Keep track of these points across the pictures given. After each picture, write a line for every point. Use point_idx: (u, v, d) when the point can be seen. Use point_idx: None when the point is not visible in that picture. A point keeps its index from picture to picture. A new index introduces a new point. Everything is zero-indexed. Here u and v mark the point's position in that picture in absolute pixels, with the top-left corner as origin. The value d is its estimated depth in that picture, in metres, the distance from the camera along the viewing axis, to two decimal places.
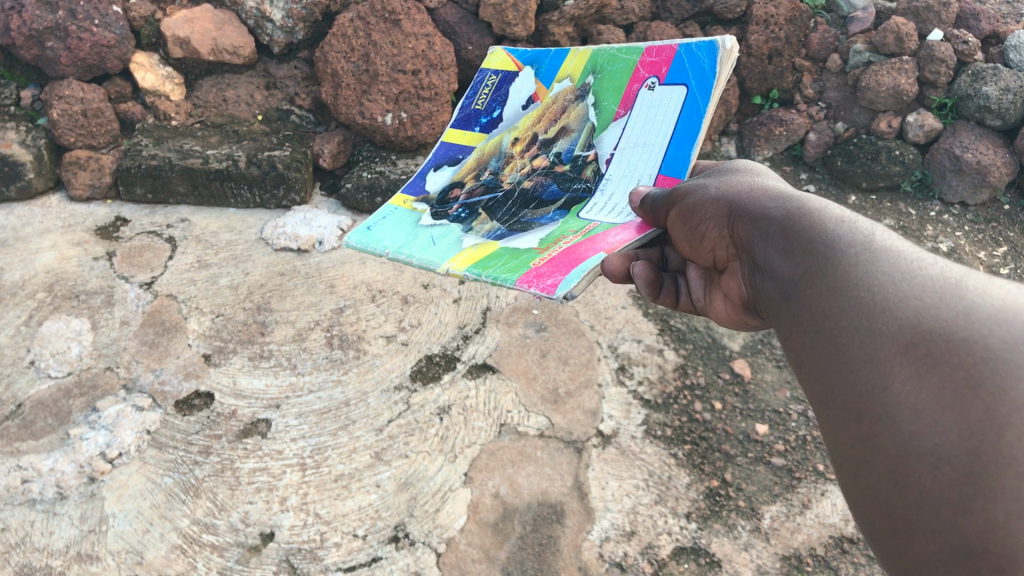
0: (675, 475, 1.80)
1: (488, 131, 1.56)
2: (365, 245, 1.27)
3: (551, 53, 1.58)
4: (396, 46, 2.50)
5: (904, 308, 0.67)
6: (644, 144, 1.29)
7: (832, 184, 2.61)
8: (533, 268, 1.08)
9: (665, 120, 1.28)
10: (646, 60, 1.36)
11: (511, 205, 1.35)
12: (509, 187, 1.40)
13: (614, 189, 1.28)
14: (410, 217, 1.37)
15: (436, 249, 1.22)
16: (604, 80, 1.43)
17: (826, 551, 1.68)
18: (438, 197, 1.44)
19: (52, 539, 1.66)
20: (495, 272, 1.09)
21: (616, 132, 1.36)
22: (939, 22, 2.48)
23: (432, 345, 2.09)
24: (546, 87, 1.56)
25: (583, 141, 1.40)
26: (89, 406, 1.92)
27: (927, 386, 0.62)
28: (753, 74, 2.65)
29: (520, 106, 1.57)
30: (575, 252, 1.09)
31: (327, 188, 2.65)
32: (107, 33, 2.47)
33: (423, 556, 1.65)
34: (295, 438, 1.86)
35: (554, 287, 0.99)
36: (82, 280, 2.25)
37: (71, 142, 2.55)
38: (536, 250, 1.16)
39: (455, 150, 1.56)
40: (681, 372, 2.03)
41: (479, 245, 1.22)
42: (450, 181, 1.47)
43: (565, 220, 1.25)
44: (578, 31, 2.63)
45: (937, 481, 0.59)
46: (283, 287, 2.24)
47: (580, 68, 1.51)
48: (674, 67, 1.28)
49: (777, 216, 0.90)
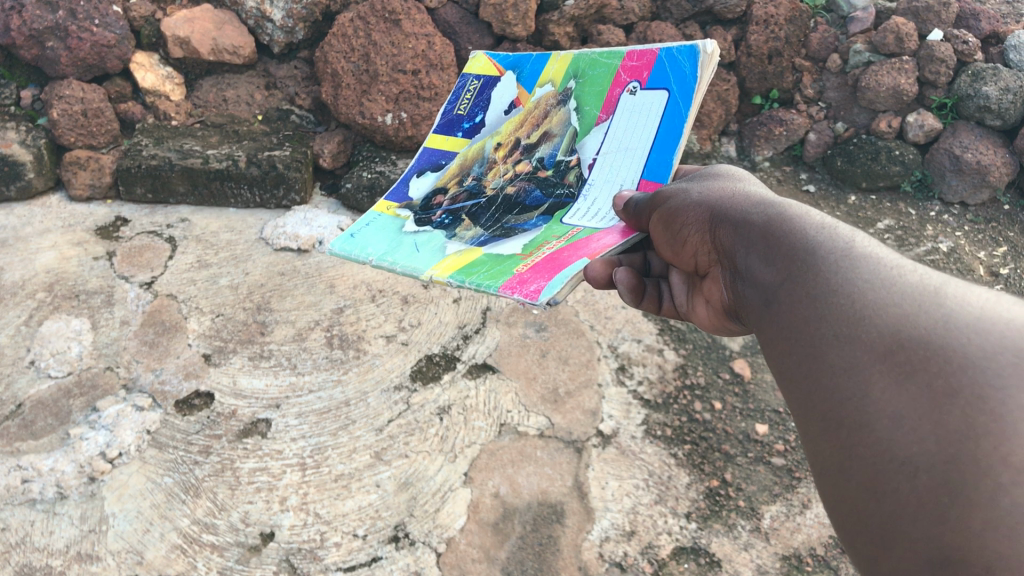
0: (675, 475, 1.80)
1: (470, 136, 1.56)
2: (349, 252, 1.27)
3: (533, 58, 1.57)
4: (396, 46, 2.50)
5: (883, 315, 0.67)
6: (626, 149, 1.29)
7: (832, 184, 2.61)
8: (516, 274, 1.08)
9: (646, 126, 1.28)
10: (627, 64, 1.35)
11: (494, 211, 1.35)
12: (493, 192, 1.40)
13: (597, 195, 1.28)
14: (394, 224, 1.37)
15: (420, 256, 1.22)
16: (586, 85, 1.43)
17: (826, 550, 1.68)
18: (421, 203, 1.44)
19: (52, 539, 1.66)
20: (478, 279, 1.09)
21: (598, 137, 1.36)
22: (938, 22, 2.48)
23: (432, 345, 2.09)
24: (528, 92, 1.55)
25: (566, 146, 1.40)
26: (89, 406, 1.92)
27: (905, 394, 0.62)
28: (753, 74, 2.65)
29: (502, 111, 1.57)
30: (558, 258, 1.09)
31: (327, 188, 2.65)
32: (107, 33, 2.47)
33: (423, 556, 1.65)
34: (295, 438, 1.86)
35: (537, 293, 0.99)
36: (82, 280, 2.25)
37: (71, 142, 2.55)
38: (519, 256, 1.16)
39: (437, 156, 1.56)
40: (681, 372, 2.03)
41: (464, 250, 1.22)
42: (433, 187, 1.47)
43: (548, 226, 1.25)
44: (578, 31, 2.63)
45: (914, 489, 0.59)
46: (283, 287, 2.24)
47: (561, 72, 1.51)
48: (655, 71, 1.28)
49: (758, 224, 0.90)
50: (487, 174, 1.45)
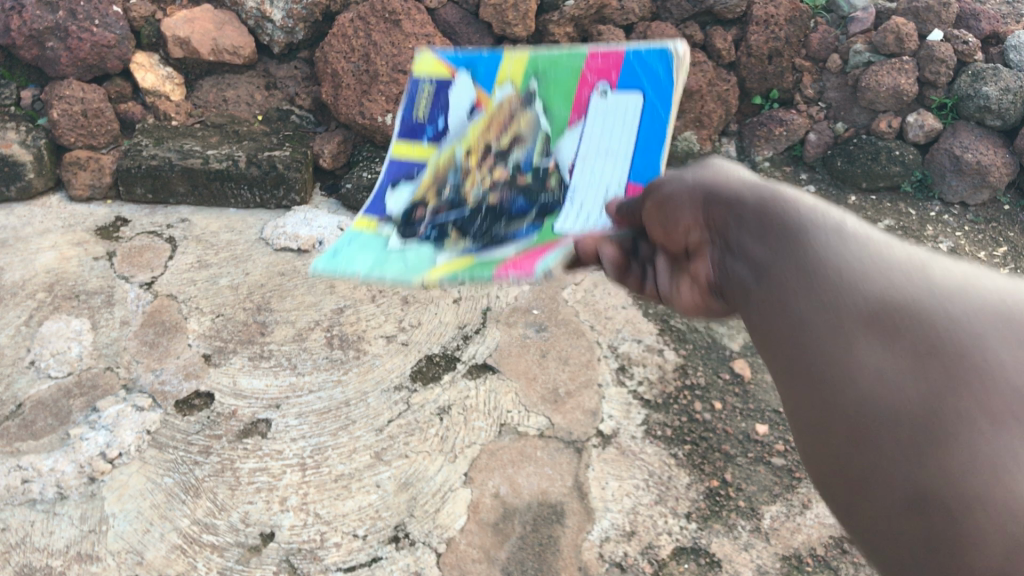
0: (675, 475, 1.80)
1: (436, 144, 1.42)
2: (335, 270, 1.24)
3: (484, 56, 1.38)
4: (396, 46, 2.50)
5: (849, 254, 0.59)
6: (609, 154, 1.26)
7: (833, 184, 2.60)
8: (507, 262, 1.13)
9: (626, 132, 1.25)
10: (593, 63, 1.27)
11: (480, 222, 1.28)
12: (474, 203, 1.31)
13: (583, 200, 1.25)
14: (376, 242, 1.31)
15: (410, 266, 1.21)
16: (550, 84, 1.31)
17: (826, 551, 1.67)
18: (402, 218, 1.35)
19: (52, 539, 1.66)
20: (472, 271, 1.13)
21: (575, 142, 1.30)
22: (938, 22, 2.49)
23: (432, 345, 2.10)
24: (486, 93, 1.39)
25: (542, 149, 1.32)
26: (89, 406, 1.92)
27: (878, 341, 0.54)
28: (753, 74, 2.66)
29: (464, 114, 1.41)
30: (546, 248, 1.15)
31: (326, 189, 2.63)
32: (107, 33, 2.48)
33: (423, 556, 1.65)
34: (295, 438, 1.86)
35: (531, 270, 1.06)
36: (83, 281, 2.26)
37: (71, 142, 2.54)
38: (510, 253, 1.18)
39: (407, 163, 1.42)
40: (681, 372, 2.03)
41: (454, 258, 1.20)
42: (411, 200, 1.37)
43: (539, 235, 1.23)
44: (578, 31, 2.62)
45: (898, 451, 0.52)
46: (283, 287, 2.24)
47: (519, 71, 1.35)
48: (626, 72, 1.23)
49: (720, 182, 0.79)
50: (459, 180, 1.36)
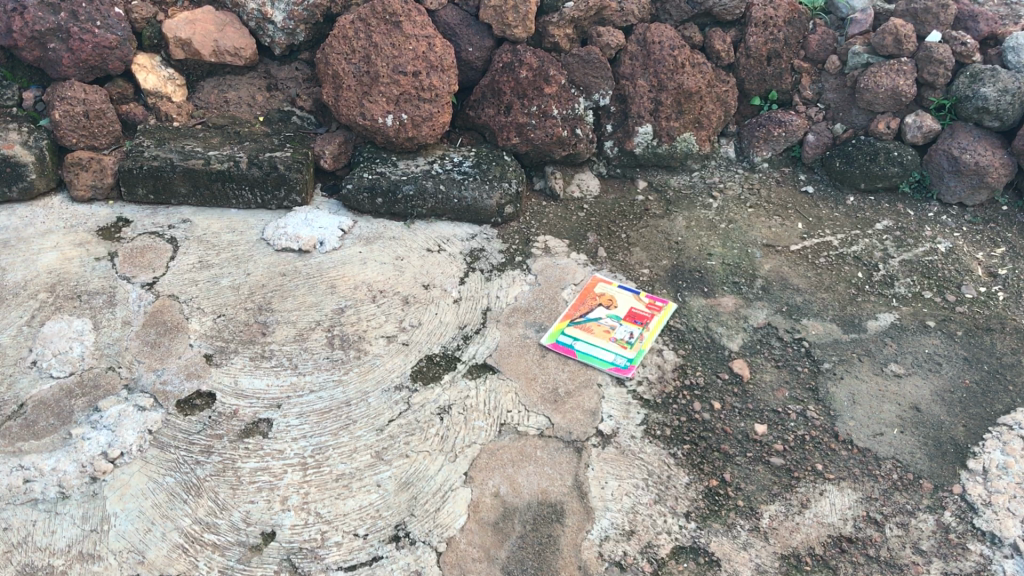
0: (674, 475, 1.81)
1: (586, 329, 2.14)
2: (609, 354, 2.07)
3: (565, 338, 2.11)
4: (396, 48, 2.51)
5: None
6: (626, 296, 2.26)
7: (832, 185, 2.64)
8: (619, 355, 2.07)
9: (629, 294, 2.27)
10: (630, 311, 2.20)
11: (622, 335, 2.13)
12: (615, 339, 2.12)
13: (620, 292, 2.28)
14: (612, 350, 2.08)
15: (609, 349, 2.09)
16: (611, 327, 2.15)
17: (826, 550, 1.67)
18: (611, 342, 2.11)
19: (53, 538, 1.67)
20: (630, 353, 2.08)
21: (622, 305, 2.23)
22: (937, 24, 2.50)
23: (432, 345, 2.11)
24: (603, 336, 2.12)
25: (607, 320, 2.17)
26: (90, 406, 1.93)
27: None
28: (752, 75, 2.68)
29: (601, 338, 2.12)
30: (638, 317, 2.19)
31: (327, 189, 2.64)
32: (109, 34, 2.49)
33: (423, 555, 1.66)
34: (296, 438, 1.87)
35: (625, 372, 2.02)
36: (84, 281, 2.27)
37: (73, 143, 2.55)
38: (616, 344, 2.10)
39: (597, 342, 2.11)
40: (681, 372, 2.04)
41: (616, 345, 2.10)
42: (600, 346, 2.09)
43: (623, 327, 2.15)
44: (578, 32, 2.63)
45: None
46: (284, 287, 2.26)
47: (562, 325, 2.15)
48: (616, 288, 2.29)
49: None
50: (621, 347, 2.09)
